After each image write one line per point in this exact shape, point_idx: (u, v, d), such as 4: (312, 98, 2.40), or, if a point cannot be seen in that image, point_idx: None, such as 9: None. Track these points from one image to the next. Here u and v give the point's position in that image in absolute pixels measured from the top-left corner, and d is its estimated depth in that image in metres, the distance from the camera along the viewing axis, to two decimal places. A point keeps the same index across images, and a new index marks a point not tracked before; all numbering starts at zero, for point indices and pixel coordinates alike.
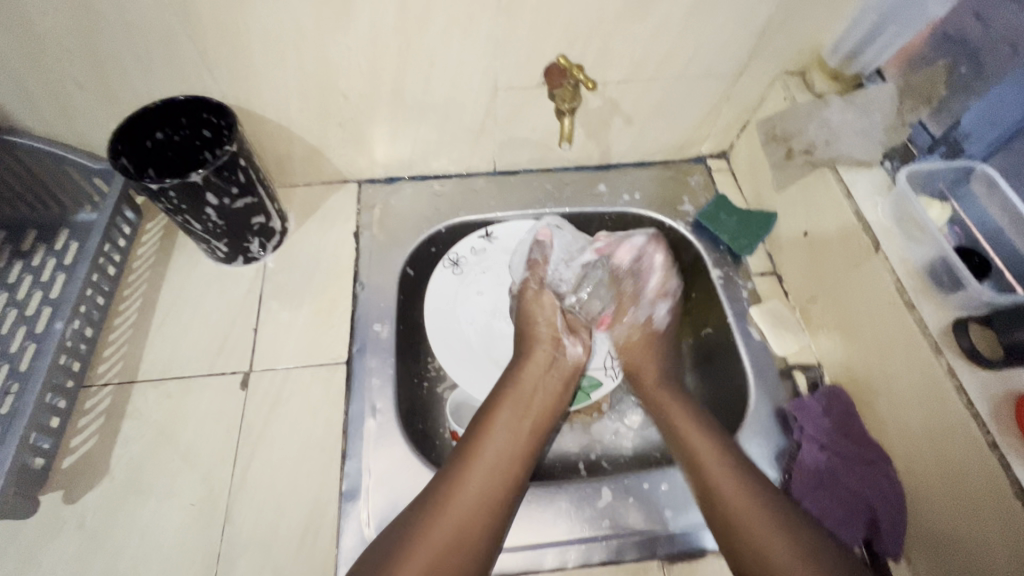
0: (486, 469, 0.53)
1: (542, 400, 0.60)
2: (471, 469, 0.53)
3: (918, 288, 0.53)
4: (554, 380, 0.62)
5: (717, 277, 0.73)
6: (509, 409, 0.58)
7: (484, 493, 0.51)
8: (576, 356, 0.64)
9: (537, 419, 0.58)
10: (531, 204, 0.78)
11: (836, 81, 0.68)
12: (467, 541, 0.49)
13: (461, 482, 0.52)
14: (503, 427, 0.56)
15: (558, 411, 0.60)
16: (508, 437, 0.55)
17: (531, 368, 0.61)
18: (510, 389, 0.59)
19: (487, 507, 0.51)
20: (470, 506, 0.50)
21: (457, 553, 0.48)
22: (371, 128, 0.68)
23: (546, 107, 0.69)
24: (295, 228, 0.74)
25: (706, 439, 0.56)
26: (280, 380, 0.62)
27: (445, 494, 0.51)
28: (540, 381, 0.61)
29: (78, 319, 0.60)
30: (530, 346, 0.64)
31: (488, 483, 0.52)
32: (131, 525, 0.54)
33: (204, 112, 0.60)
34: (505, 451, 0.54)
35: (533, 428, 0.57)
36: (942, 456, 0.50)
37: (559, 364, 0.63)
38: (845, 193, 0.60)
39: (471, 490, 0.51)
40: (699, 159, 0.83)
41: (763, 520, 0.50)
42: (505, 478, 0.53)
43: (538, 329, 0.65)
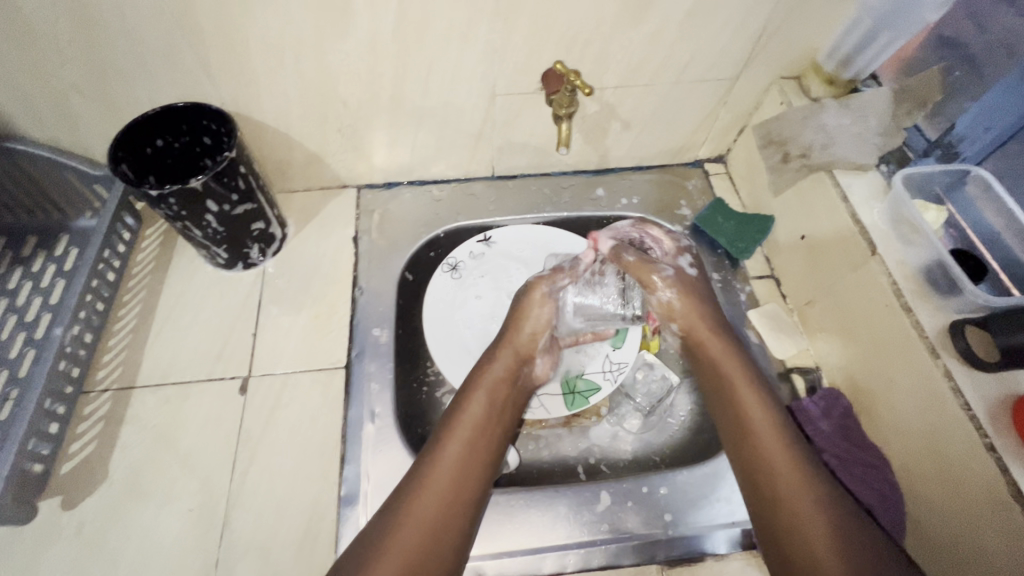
0: (455, 468, 0.53)
1: (510, 400, 0.60)
2: (439, 466, 0.52)
3: (915, 292, 0.54)
4: (517, 383, 0.61)
5: (715, 280, 0.74)
6: (480, 405, 0.57)
7: (456, 481, 0.52)
8: (540, 376, 0.65)
9: (508, 411, 0.59)
10: (529, 208, 0.79)
11: (832, 86, 0.68)
12: (435, 542, 0.48)
13: (429, 480, 0.51)
14: (471, 423, 0.56)
15: (519, 413, 0.61)
16: (479, 432, 0.56)
17: (497, 366, 0.61)
18: (476, 386, 0.59)
19: (454, 508, 0.51)
20: (443, 494, 0.51)
21: (433, 539, 0.48)
22: (370, 134, 0.69)
23: (544, 112, 0.70)
24: (294, 233, 0.74)
25: (766, 415, 0.55)
26: (279, 385, 0.62)
27: (418, 483, 0.51)
28: (507, 382, 0.61)
29: (78, 325, 0.60)
30: (500, 349, 0.63)
31: (455, 481, 0.52)
32: (130, 531, 0.54)
33: (204, 119, 0.60)
34: (474, 450, 0.54)
35: (501, 428, 0.58)
36: (940, 459, 0.50)
37: (523, 376, 0.63)
38: (841, 197, 0.61)
39: (444, 478, 0.52)
40: (697, 163, 0.84)
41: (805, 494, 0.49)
42: (474, 477, 0.53)
43: (521, 337, 0.64)
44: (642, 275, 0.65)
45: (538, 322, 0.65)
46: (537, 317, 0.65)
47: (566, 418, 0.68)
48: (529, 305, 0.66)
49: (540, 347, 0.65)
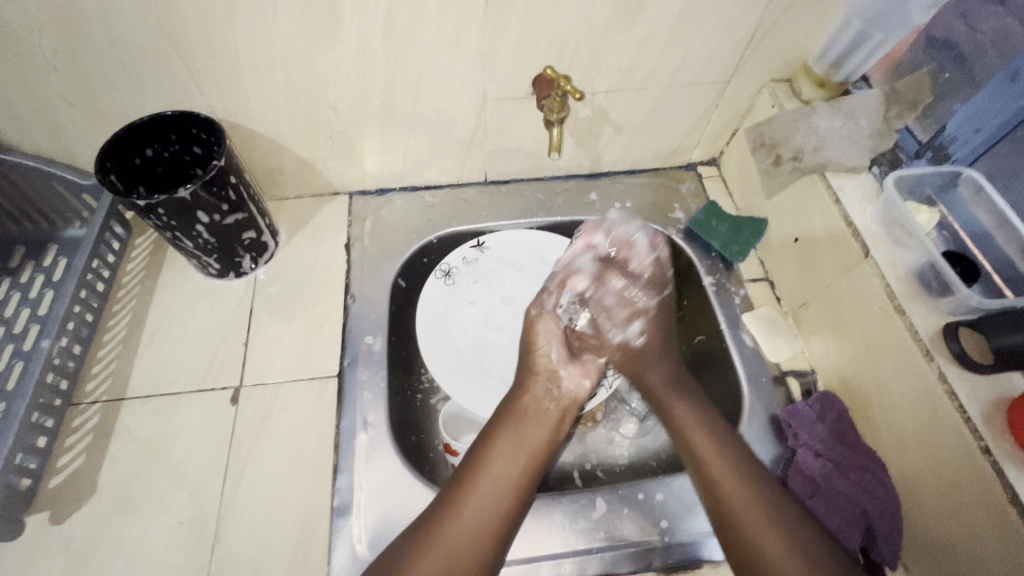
0: (478, 505, 0.51)
1: (540, 430, 0.58)
2: (462, 502, 0.51)
3: (908, 294, 0.53)
4: (550, 415, 0.59)
5: (709, 284, 0.73)
6: (509, 439, 0.56)
7: (476, 529, 0.50)
8: (574, 390, 0.61)
9: (535, 450, 0.56)
10: (522, 213, 0.78)
11: (822, 88, 0.68)
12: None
13: (450, 517, 0.50)
14: (500, 458, 0.55)
15: (555, 443, 0.58)
16: (507, 468, 0.54)
17: (530, 396, 0.60)
18: (509, 419, 0.58)
19: (472, 550, 0.49)
20: (462, 538, 0.49)
21: None
22: (361, 140, 0.68)
23: (535, 117, 0.69)
24: (286, 241, 0.73)
25: (710, 446, 0.55)
26: (270, 395, 0.62)
27: (438, 526, 0.50)
28: (540, 415, 0.59)
29: (66, 336, 0.60)
30: (527, 378, 0.61)
31: (478, 521, 0.50)
32: (119, 545, 0.53)
33: (192, 127, 0.60)
34: (499, 486, 0.53)
35: (532, 465, 0.55)
36: (937, 463, 0.50)
37: (556, 397, 0.60)
38: (833, 199, 0.61)
39: (465, 524, 0.50)
40: (689, 166, 0.84)
41: (769, 526, 0.49)
42: (497, 517, 0.51)
43: (538, 361, 0.61)
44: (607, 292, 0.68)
45: (550, 341, 0.63)
46: (547, 333, 0.63)
47: None
48: (531, 331, 0.63)
49: (559, 363, 0.62)
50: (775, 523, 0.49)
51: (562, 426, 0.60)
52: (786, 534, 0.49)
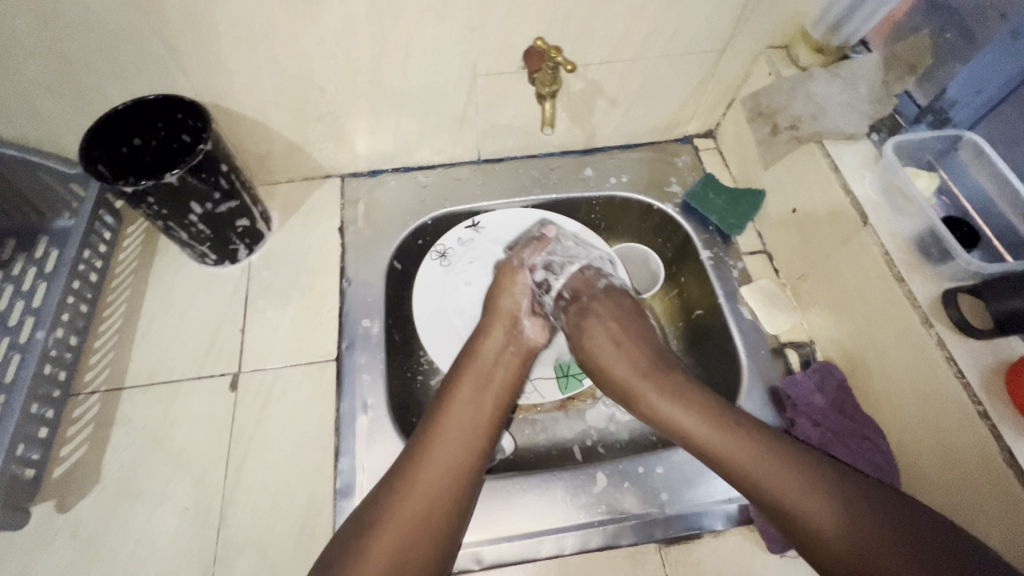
0: (448, 444, 0.52)
1: (504, 376, 0.59)
2: (434, 448, 0.51)
3: (907, 261, 0.53)
4: (511, 355, 0.60)
5: (706, 258, 0.72)
6: (471, 384, 0.57)
7: (446, 466, 0.50)
8: (537, 339, 0.63)
9: (498, 389, 0.58)
10: (517, 191, 0.77)
11: (820, 54, 0.65)
12: (427, 532, 0.47)
13: (421, 465, 0.50)
14: (466, 404, 0.55)
15: (516, 384, 0.59)
16: (471, 409, 0.55)
17: (489, 342, 0.60)
18: (469, 367, 0.58)
19: (445, 495, 0.49)
20: (435, 477, 0.50)
21: (426, 525, 0.47)
22: (351, 121, 0.67)
23: (527, 92, 0.68)
24: (279, 225, 0.73)
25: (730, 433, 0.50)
26: (270, 380, 0.62)
27: (411, 469, 0.50)
28: (498, 362, 0.59)
29: (61, 328, 0.59)
30: (490, 323, 0.62)
31: (450, 465, 0.51)
32: (126, 531, 0.54)
33: (178, 113, 0.59)
34: (466, 430, 0.53)
35: (494, 408, 0.56)
36: (934, 430, 0.50)
37: (517, 341, 0.61)
38: (831, 167, 0.60)
39: (437, 462, 0.50)
40: (685, 139, 0.83)
41: (807, 490, 0.46)
42: (465, 458, 0.52)
43: (502, 305, 0.63)
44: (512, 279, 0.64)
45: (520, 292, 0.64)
46: (521, 286, 0.64)
47: (562, 401, 0.69)
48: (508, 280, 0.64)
49: (525, 313, 0.63)
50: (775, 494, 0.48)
51: (523, 368, 0.61)
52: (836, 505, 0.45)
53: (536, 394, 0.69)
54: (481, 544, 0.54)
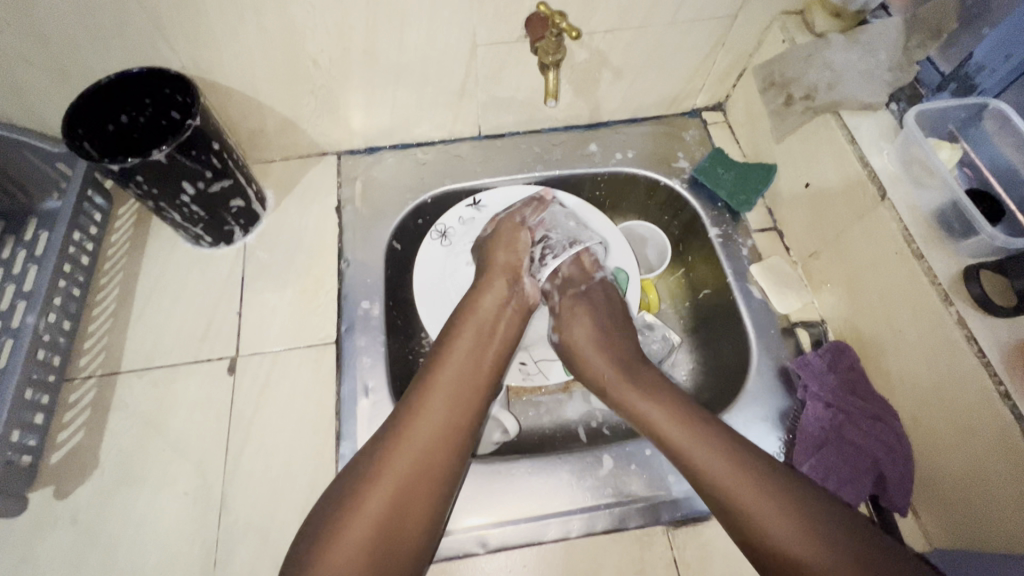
0: (448, 393, 0.51)
1: (503, 330, 0.57)
2: (429, 401, 0.50)
3: (926, 236, 0.51)
4: (513, 309, 0.59)
5: (714, 236, 0.70)
6: (469, 338, 0.55)
7: (446, 416, 0.50)
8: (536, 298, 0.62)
9: (500, 340, 0.57)
10: (519, 167, 0.75)
11: (838, 19, 0.62)
12: (423, 486, 0.46)
13: (419, 414, 0.49)
14: (462, 357, 0.54)
15: (513, 339, 0.58)
16: (471, 361, 0.54)
17: (488, 296, 0.59)
18: (469, 319, 0.57)
19: (441, 449, 0.48)
20: (434, 427, 0.49)
21: (424, 474, 0.47)
22: (345, 95, 0.65)
23: (530, 62, 0.65)
24: (273, 205, 0.70)
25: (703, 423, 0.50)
26: (268, 363, 0.61)
27: (410, 418, 0.49)
28: (500, 314, 0.58)
29: (52, 312, 0.58)
30: (489, 277, 0.61)
31: (447, 417, 0.50)
32: (125, 517, 0.53)
33: (166, 87, 0.56)
34: (464, 384, 0.52)
35: (492, 362, 0.55)
36: (951, 411, 0.49)
37: (519, 297, 0.60)
38: (848, 139, 0.57)
39: (436, 413, 0.50)
40: (693, 112, 0.80)
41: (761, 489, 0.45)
42: (466, 410, 0.51)
43: (506, 258, 0.62)
44: (512, 239, 0.63)
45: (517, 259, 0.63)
46: (523, 243, 0.63)
47: (567, 383, 0.69)
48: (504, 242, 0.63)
49: (525, 269, 0.62)
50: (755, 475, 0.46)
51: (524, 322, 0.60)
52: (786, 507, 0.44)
53: (539, 375, 0.66)
54: (485, 527, 0.53)
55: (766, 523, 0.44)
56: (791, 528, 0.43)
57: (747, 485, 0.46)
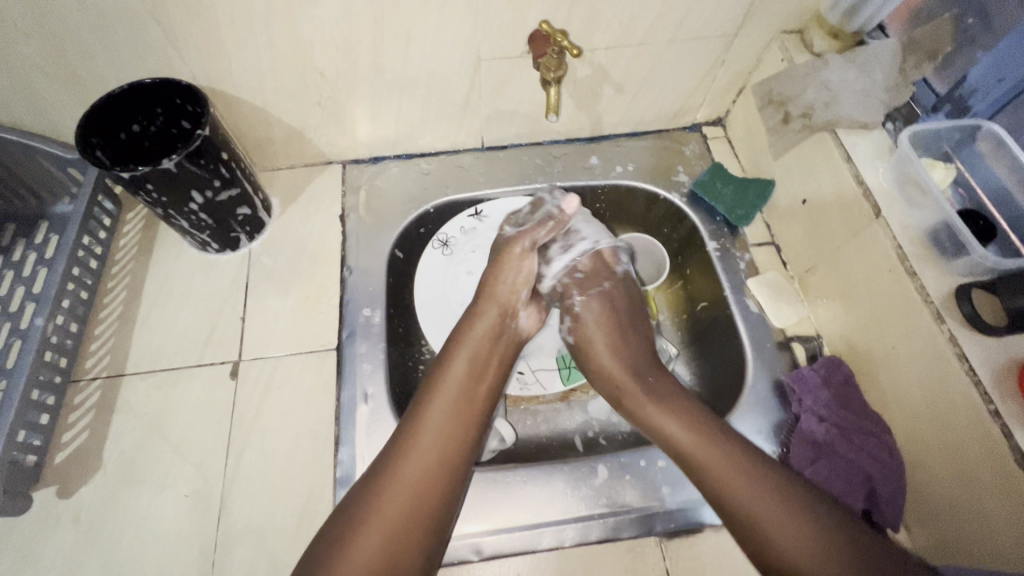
0: (438, 427, 0.51)
1: (494, 359, 0.57)
2: (421, 434, 0.51)
3: (920, 254, 0.51)
4: (503, 341, 0.59)
5: (713, 249, 0.71)
6: (466, 362, 0.56)
7: (436, 450, 0.50)
8: (532, 328, 0.62)
9: (490, 370, 0.57)
10: (521, 179, 0.76)
11: (835, 39, 0.63)
12: (424, 510, 0.47)
13: (410, 450, 0.50)
14: (461, 382, 0.55)
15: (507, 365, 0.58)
16: (461, 392, 0.54)
17: (483, 321, 0.59)
18: (459, 349, 0.57)
19: (442, 473, 0.49)
20: (425, 461, 0.49)
21: (418, 510, 0.47)
22: (352, 106, 0.66)
23: (532, 77, 0.66)
24: (279, 212, 0.72)
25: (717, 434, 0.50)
26: (270, 368, 0.62)
27: (401, 454, 0.49)
28: (491, 343, 0.58)
29: (61, 314, 0.59)
30: (483, 305, 0.60)
31: (438, 451, 0.50)
32: (126, 517, 0.54)
33: (176, 97, 0.58)
34: (463, 410, 0.53)
35: (489, 386, 0.56)
36: (942, 428, 0.49)
37: (512, 328, 0.60)
38: (845, 157, 0.58)
39: (427, 448, 0.50)
40: (694, 127, 0.81)
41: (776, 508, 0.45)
42: (456, 442, 0.51)
43: (500, 291, 0.60)
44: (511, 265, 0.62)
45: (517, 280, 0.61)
46: (524, 272, 0.62)
47: (564, 392, 0.69)
48: (502, 265, 0.61)
49: (521, 303, 0.61)
50: (762, 487, 0.47)
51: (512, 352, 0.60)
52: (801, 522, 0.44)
53: (537, 384, 0.67)
54: (480, 535, 0.54)
55: (779, 544, 0.44)
56: (801, 549, 0.43)
57: (762, 508, 0.46)
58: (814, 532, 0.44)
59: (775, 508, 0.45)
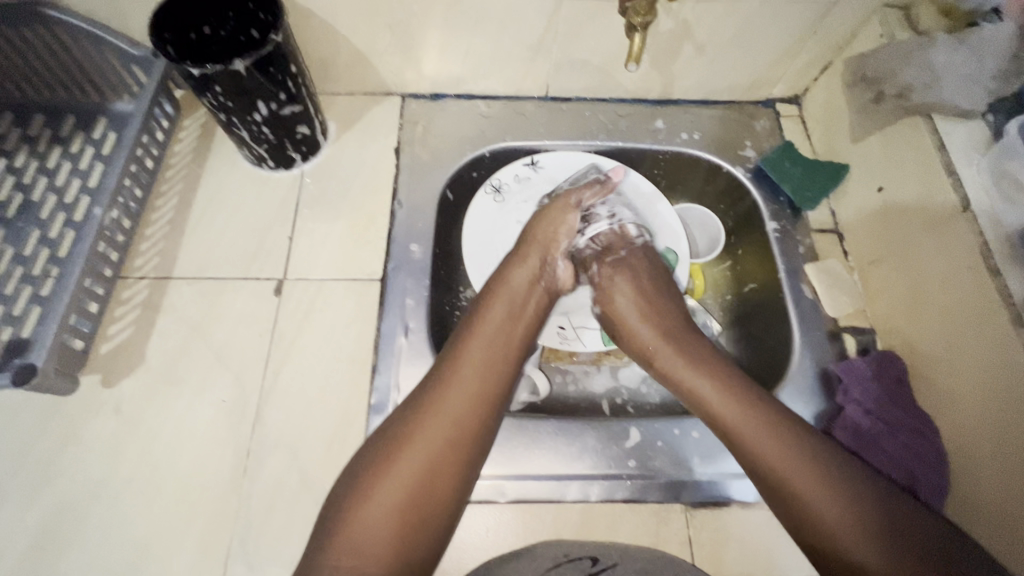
0: (474, 367, 0.51)
1: (531, 309, 0.57)
2: (458, 371, 0.50)
3: (1007, 254, 0.49)
4: (540, 291, 0.59)
5: (772, 230, 0.68)
6: (500, 314, 0.55)
7: (473, 390, 0.49)
8: (566, 282, 0.62)
9: (527, 319, 0.56)
10: (581, 134, 0.74)
11: (948, 18, 0.59)
12: (454, 455, 0.47)
13: (445, 388, 0.49)
14: (492, 332, 0.54)
15: (542, 317, 0.58)
16: (499, 337, 0.54)
17: (521, 271, 0.59)
18: (498, 293, 0.57)
19: (471, 418, 0.48)
20: (459, 402, 0.48)
21: (445, 451, 0.46)
22: (422, 34, 0.64)
23: (613, 24, 0.63)
24: (334, 137, 0.71)
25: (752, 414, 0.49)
26: (313, 290, 0.61)
27: (436, 390, 0.49)
28: (529, 290, 0.58)
29: (116, 208, 0.59)
30: (525, 251, 0.61)
31: (473, 390, 0.49)
32: (165, 413, 0.55)
33: (250, 3, 0.57)
34: (491, 357, 0.52)
35: (522, 340, 0.55)
36: (1001, 436, 0.47)
37: (549, 277, 0.60)
38: (937, 144, 0.55)
39: (463, 387, 0.49)
40: (767, 102, 0.77)
41: (826, 494, 0.44)
42: (491, 385, 0.50)
43: (548, 238, 0.62)
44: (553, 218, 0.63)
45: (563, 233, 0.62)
46: (568, 225, 0.63)
47: (598, 356, 0.67)
48: (542, 216, 0.63)
49: (560, 252, 0.62)
50: (823, 481, 0.45)
51: (547, 305, 0.59)
52: (848, 504, 0.44)
53: (577, 341, 0.66)
54: (506, 478, 0.54)
55: (834, 529, 0.43)
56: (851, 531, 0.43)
57: (819, 495, 0.44)
58: (868, 526, 0.43)
59: (833, 498, 0.44)
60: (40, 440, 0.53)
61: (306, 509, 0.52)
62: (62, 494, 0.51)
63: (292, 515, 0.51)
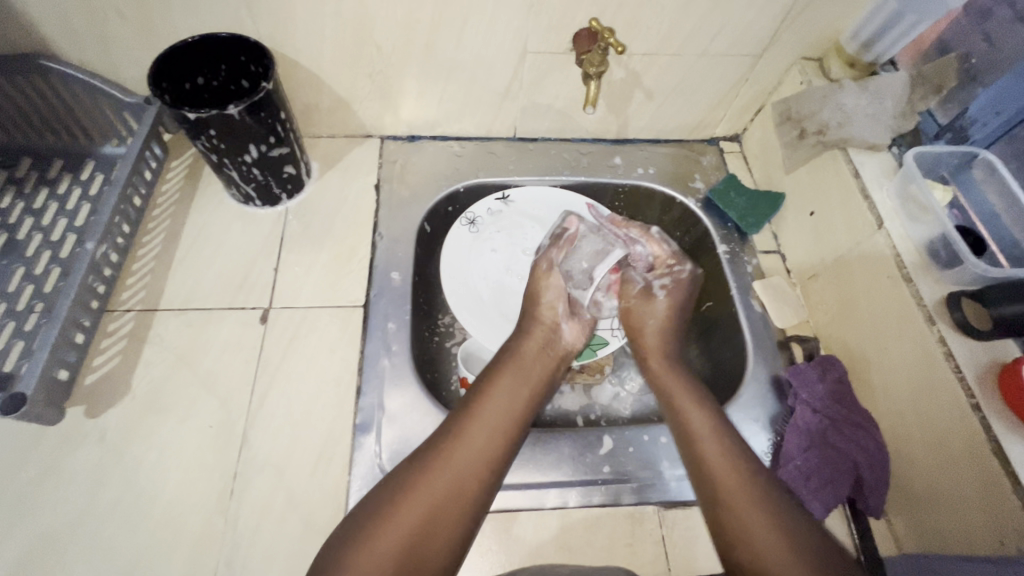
0: (483, 430, 0.53)
1: (541, 371, 0.60)
2: (467, 431, 0.52)
3: (916, 264, 0.56)
4: (549, 356, 0.62)
5: (722, 252, 0.75)
6: (512, 378, 0.58)
7: (479, 451, 0.51)
8: (573, 342, 0.64)
9: (536, 383, 0.59)
10: (547, 170, 0.80)
11: (852, 68, 0.70)
12: (450, 512, 0.48)
13: (454, 445, 0.51)
14: (502, 396, 0.56)
15: (551, 383, 0.60)
16: (510, 402, 0.56)
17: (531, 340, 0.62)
18: (512, 359, 0.60)
19: (471, 484, 0.49)
20: (464, 463, 0.50)
21: (443, 509, 0.47)
22: (400, 83, 0.70)
23: (571, 74, 0.71)
24: (317, 175, 0.75)
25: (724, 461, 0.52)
26: (298, 318, 0.64)
27: (447, 447, 0.51)
28: (539, 356, 0.61)
29: (106, 243, 0.61)
30: (531, 324, 0.64)
31: (479, 451, 0.51)
32: (150, 440, 0.56)
33: (241, 55, 0.62)
34: (501, 421, 0.54)
35: (531, 402, 0.57)
36: (928, 423, 0.53)
37: (555, 342, 0.63)
38: (852, 173, 0.63)
39: (471, 448, 0.51)
40: (712, 141, 0.86)
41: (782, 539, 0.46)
42: (499, 449, 0.52)
43: (543, 309, 0.65)
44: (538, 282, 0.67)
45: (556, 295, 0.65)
46: (555, 288, 0.66)
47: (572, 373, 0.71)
48: (538, 283, 0.66)
49: (563, 316, 0.65)
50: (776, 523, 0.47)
51: (558, 370, 0.62)
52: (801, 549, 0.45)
53: None
54: None
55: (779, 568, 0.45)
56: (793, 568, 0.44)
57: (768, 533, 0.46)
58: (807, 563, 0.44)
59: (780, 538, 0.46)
60: (19, 474, 0.53)
61: (292, 529, 0.53)
62: (41, 527, 0.51)
63: (279, 535, 0.52)
